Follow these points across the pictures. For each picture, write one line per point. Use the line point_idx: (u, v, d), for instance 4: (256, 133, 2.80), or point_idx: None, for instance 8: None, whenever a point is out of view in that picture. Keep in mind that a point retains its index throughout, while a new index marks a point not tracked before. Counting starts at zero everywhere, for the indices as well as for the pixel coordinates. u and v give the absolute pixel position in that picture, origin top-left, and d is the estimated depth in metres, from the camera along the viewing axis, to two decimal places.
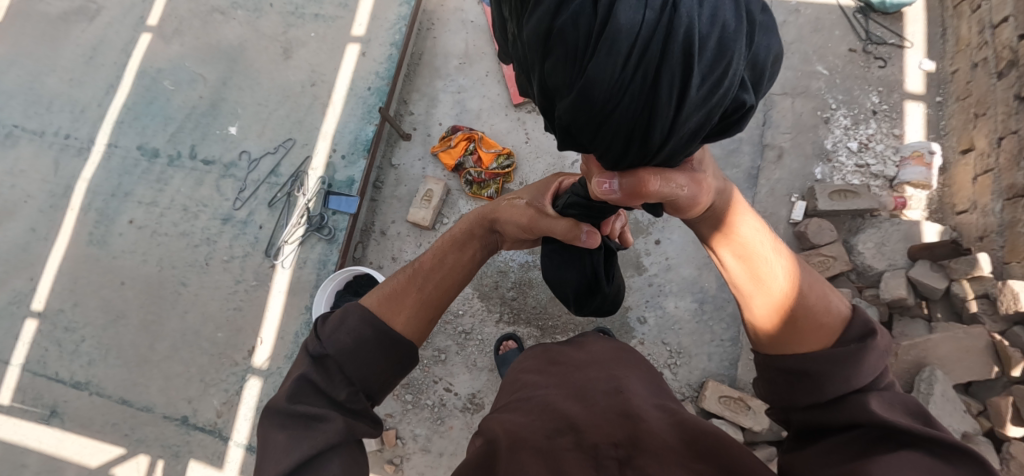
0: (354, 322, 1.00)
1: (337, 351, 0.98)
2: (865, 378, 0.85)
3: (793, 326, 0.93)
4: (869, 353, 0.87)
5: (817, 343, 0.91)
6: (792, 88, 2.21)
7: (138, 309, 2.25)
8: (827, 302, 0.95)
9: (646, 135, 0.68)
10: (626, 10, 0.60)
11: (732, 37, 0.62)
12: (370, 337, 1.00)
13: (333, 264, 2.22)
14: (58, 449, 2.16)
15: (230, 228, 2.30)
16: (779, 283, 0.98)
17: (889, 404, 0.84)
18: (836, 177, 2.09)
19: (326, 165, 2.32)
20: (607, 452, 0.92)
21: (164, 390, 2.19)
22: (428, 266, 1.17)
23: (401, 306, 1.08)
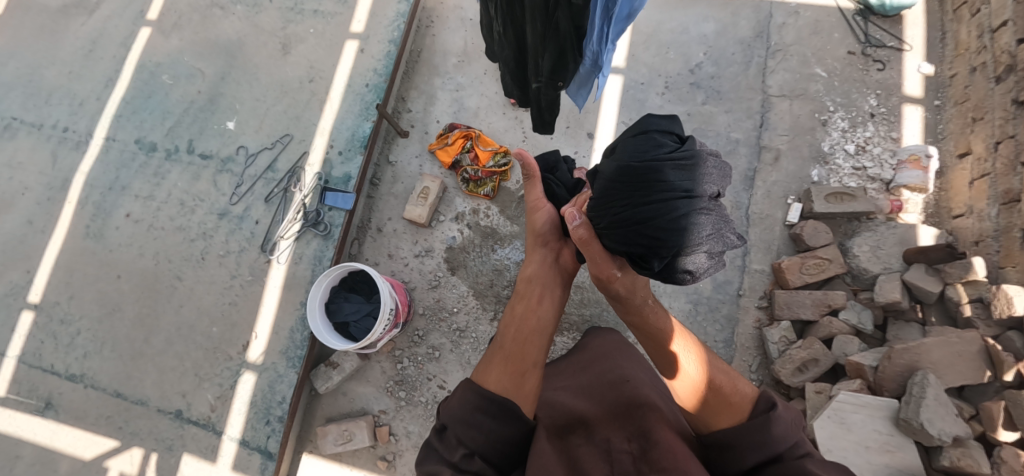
0: (458, 392, 0.95)
1: (451, 420, 0.92)
2: (779, 443, 0.90)
3: (706, 406, 1.01)
4: (778, 420, 0.93)
5: (733, 421, 0.98)
6: (791, 90, 2.20)
7: (133, 302, 2.26)
8: (734, 384, 1.04)
9: (607, 212, 1.00)
10: (676, 180, 0.92)
11: (681, 245, 0.92)
12: (482, 410, 0.92)
13: (328, 261, 2.22)
14: (52, 441, 2.16)
15: (226, 223, 2.30)
16: (690, 372, 1.07)
17: (819, 466, 0.86)
18: (833, 180, 2.09)
19: (323, 161, 2.32)
20: (620, 448, 0.98)
21: (158, 383, 2.19)
22: (506, 328, 1.09)
23: (494, 367, 1.01)
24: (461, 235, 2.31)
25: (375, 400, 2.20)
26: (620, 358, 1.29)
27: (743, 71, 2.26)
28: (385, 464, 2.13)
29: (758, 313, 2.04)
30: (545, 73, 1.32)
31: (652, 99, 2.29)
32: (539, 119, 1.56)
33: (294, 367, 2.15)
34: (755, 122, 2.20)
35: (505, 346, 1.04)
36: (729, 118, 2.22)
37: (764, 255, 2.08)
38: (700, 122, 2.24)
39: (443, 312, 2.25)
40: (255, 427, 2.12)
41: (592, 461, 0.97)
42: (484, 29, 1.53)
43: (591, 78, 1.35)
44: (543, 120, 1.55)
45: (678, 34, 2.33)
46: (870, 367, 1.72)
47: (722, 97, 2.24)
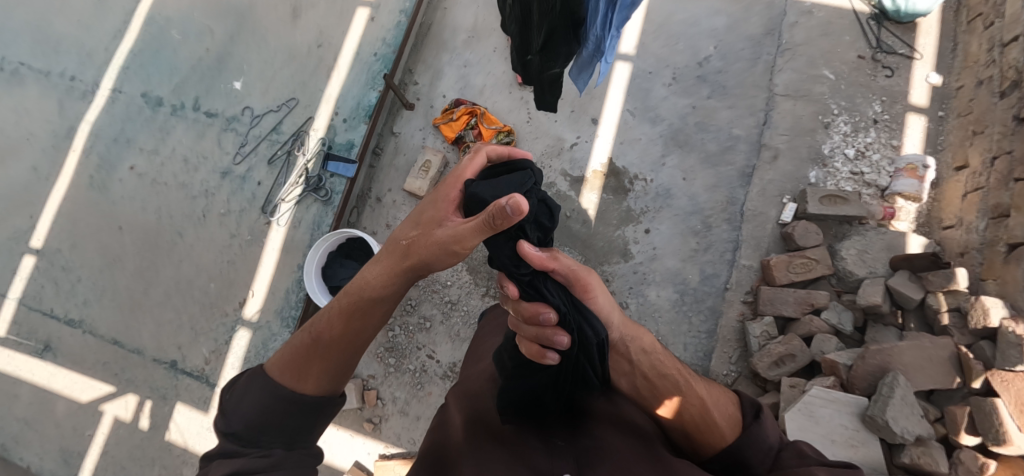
0: (260, 397, 0.95)
1: (250, 424, 0.94)
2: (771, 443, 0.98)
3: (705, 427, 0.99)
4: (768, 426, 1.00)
5: (732, 431, 0.99)
6: (797, 90, 2.20)
7: (133, 255, 2.31)
8: (723, 397, 1.04)
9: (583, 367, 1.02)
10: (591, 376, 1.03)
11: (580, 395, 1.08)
12: (287, 411, 0.96)
13: (327, 227, 2.25)
14: (50, 383, 2.25)
15: (229, 183, 2.34)
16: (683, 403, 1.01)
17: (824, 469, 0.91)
18: (829, 183, 2.10)
19: (327, 127, 2.34)
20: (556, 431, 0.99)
21: (155, 334, 2.26)
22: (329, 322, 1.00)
23: (316, 367, 0.98)
24: None
25: (364, 365, 2.29)
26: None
27: (750, 68, 2.26)
28: (370, 426, 2.24)
29: (742, 306, 2.08)
30: (538, 50, 1.39)
31: (658, 90, 2.30)
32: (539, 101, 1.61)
33: (287, 328, 2.20)
34: (758, 119, 2.21)
35: (333, 341, 0.99)
36: (731, 114, 2.23)
37: (753, 252, 2.11)
38: (702, 116, 2.25)
39: (437, 284, 2.30)
40: None
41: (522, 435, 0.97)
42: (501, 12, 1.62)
43: (592, 61, 1.40)
44: (543, 102, 1.59)
45: (688, 27, 2.33)
46: (843, 365, 1.79)
47: (727, 92, 2.25)
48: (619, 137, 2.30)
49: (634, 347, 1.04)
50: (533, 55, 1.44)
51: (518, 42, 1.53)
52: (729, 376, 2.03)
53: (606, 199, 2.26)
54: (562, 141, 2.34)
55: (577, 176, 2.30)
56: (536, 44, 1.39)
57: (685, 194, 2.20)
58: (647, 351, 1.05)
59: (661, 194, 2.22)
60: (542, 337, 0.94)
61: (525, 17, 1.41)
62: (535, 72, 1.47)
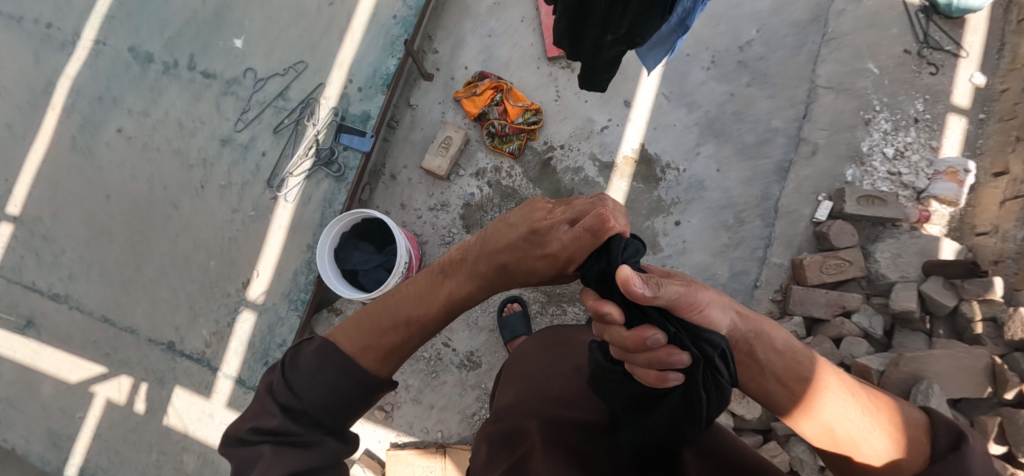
0: (336, 374, 0.97)
1: (312, 400, 0.95)
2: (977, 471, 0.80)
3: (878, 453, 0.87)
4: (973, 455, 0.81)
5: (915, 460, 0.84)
6: (838, 83, 2.12)
7: (124, 228, 2.14)
8: (907, 418, 0.89)
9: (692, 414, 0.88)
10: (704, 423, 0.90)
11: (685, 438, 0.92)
12: (351, 392, 0.98)
13: (340, 205, 2.10)
14: (35, 361, 2.10)
15: (230, 152, 2.15)
16: (850, 429, 0.90)
17: None
18: (865, 182, 2.05)
19: (340, 95, 2.15)
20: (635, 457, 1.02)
21: (149, 313, 2.11)
22: (401, 304, 1.06)
23: (379, 344, 1.01)
24: (480, 192, 2.22)
25: None
26: (587, 360, 1.35)
27: (793, 57, 2.16)
28: (381, 414, 2.16)
29: (771, 305, 2.05)
30: (624, 28, 1.22)
31: (695, 74, 2.19)
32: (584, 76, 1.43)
33: (296, 311, 2.06)
34: (798, 112, 2.13)
35: (399, 325, 1.03)
36: (770, 104, 2.14)
37: (785, 250, 2.06)
38: (740, 105, 2.16)
39: None
40: (252, 367, 2.05)
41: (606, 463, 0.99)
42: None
43: (671, 38, 1.34)
44: (590, 77, 1.43)
45: (731, 8, 2.20)
46: (875, 371, 1.76)
47: (767, 81, 2.16)
48: (651, 123, 2.19)
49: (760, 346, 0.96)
50: (611, 34, 1.25)
51: (568, 12, 1.24)
52: None
53: (636, 188, 2.16)
54: (591, 123, 2.22)
55: (606, 161, 2.19)
56: (625, 23, 1.21)
57: (718, 186, 2.13)
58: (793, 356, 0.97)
59: (693, 185, 2.14)
60: (656, 362, 0.85)
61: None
62: (604, 50, 1.29)
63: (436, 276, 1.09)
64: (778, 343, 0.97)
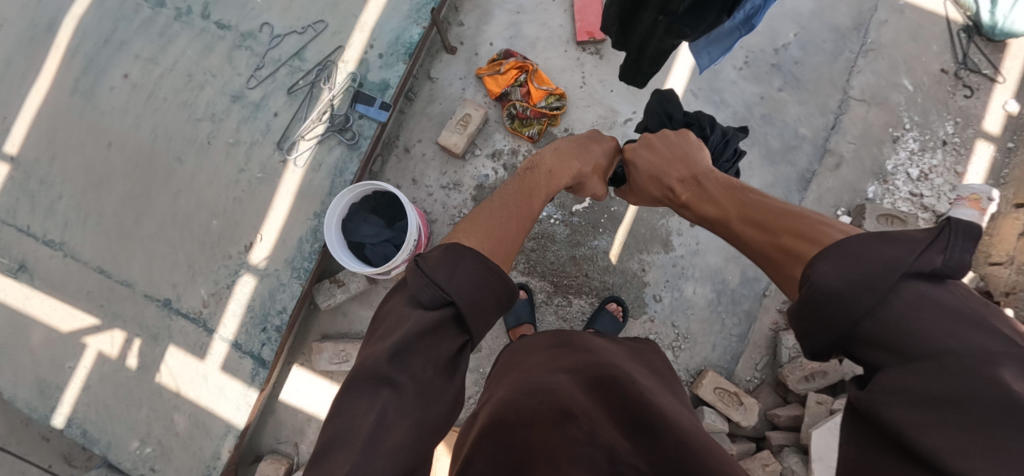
0: (477, 268, 0.88)
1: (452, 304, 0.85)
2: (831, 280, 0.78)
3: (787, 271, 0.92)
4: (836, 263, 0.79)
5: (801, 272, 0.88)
6: (870, 96, 2.07)
7: (124, 178, 2.08)
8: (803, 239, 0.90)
9: None
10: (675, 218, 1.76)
11: None
12: (483, 297, 0.88)
13: (351, 175, 2.04)
14: (25, 307, 2.06)
15: (240, 109, 2.07)
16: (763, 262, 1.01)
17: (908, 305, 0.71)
18: (886, 200, 2.02)
19: (359, 60, 2.07)
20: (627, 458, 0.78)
21: (146, 268, 2.06)
22: (501, 205, 1.16)
23: (499, 230, 1.06)
24: (495, 175, 2.18)
25: None
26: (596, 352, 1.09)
27: (829, 64, 2.10)
28: None
29: (777, 315, 2.04)
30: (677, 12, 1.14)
31: (726, 72, 2.13)
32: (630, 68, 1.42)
33: (298, 279, 2.01)
34: (826, 122, 2.08)
35: (512, 212, 1.14)
36: (800, 111, 2.10)
37: None
38: (770, 109, 2.11)
39: None
40: (250, 332, 2.01)
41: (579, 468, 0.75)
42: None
43: (733, 36, 1.26)
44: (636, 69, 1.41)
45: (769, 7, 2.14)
46: None
47: (800, 87, 2.10)
48: None
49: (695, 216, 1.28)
50: (663, 15, 1.18)
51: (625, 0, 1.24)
52: (751, 382, 2.02)
53: None
54: (615, 114, 2.17)
55: None
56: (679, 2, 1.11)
57: None
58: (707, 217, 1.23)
59: None
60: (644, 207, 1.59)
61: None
62: (657, 35, 1.23)
63: (517, 184, 1.27)
64: (685, 209, 1.31)
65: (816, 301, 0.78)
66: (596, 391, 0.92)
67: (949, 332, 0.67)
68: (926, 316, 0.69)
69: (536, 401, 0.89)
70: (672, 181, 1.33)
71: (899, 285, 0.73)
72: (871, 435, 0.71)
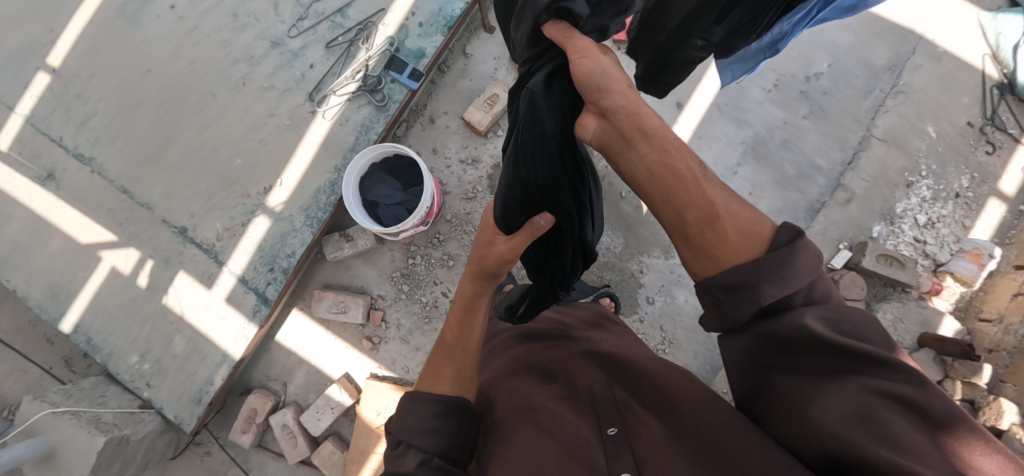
0: (428, 407, 0.96)
1: (409, 434, 0.94)
2: (800, 277, 0.82)
3: (733, 241, 0.87)
4: (804, 253, 0.83)
5: (753, 247, 0.86)
6: (892, 138, 2.09)
7: (157, 105, 2.15)
8: (750, 224, 0.88)
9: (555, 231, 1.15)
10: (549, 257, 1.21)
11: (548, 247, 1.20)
12: (437, 412, 0.96)
13: (375, 135, 2.10)
14: (48, 214, 2.15)
15: (278, 55, 2.13)
16: (722, 237, 0.88)
17: (832, 304, 0.84)
18: (889, 241, 2.06)
19: (399, 26, 2.11)
20: (605, 398, 1.00)
21: (167, 194, 2.14)
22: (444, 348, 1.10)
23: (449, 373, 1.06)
24: None
25: (376, 284, 2.23)
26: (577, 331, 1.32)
27: (857, 100, 2.12)
28: (368, 344, 2.21)
29: None
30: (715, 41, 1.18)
31: (755, 92, 2.16)
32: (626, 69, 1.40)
33: (311, 227, 2.08)
34: (844, 157, 2.11)
35: (441, 355, 1.08)
36: (821, 141, 2.12)
37: None
38: (791, 134, 2.14)
39: (470, 225, 2.20)
40: (257, 270, 2.09)
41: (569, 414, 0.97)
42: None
43: (757, 58, 1.28)
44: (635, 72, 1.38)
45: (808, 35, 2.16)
46: None
47: (824, 118, 2.13)
48: (698, 131, 2.17)
49: (629, 127, 0.92)
50: (701, 40, 1.17)
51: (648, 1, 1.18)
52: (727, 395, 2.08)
53: None
54: None
55: None
56: (714, 30, 1.15)
57: None
58: (650, 133, 0.92)
59: None
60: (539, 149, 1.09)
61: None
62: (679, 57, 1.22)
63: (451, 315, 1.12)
64: (652, 126, 0.92)
65: (788, 251, 0.82)
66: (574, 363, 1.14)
67: (860, 322, 0.82)
68: (805, 294, 0.83)
69: (532, 377, 1.11)
70: (623, 83, 0.92)
71: (808, 307, 0.82)
72: (764, 361, 0.83)
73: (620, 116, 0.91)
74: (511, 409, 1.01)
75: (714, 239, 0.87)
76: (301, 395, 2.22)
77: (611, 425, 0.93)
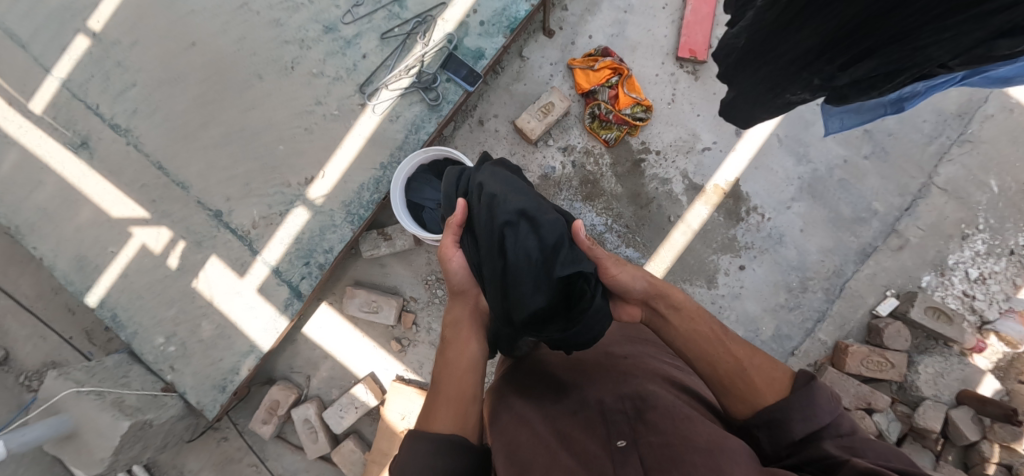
0: (427, 447, 0.99)
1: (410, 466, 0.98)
2: (824, 416, 0.98)
3: (755, 386, 1.04)
4: (819, 392, 1.02)
5: (774, 394, 1.03)
6: (952, 187, 2.04)
7: (200, 82, 2.06)
8: (770, 370, 1.07)
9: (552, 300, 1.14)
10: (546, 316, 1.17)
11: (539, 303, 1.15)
12: (434, 450, 0.99)
13: (425, 135, 2.03)
14: (79, 183, 2.08)
15: (329, 41, 2.04)
16: (757, 395, 1.04)
17: (856, 439, 0.95)
18: (937, 292, 2.02)
19: (459, 23, 2.02)
20: (616, 409, 1.03)
21: (204, 175, 2.07)
22: (440, 370, 1.15)
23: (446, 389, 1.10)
24: (561, 169, 2.17)
25: (409, 285, 2.18)
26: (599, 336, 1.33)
27: (922, 145, 2.07)
28: (397, 346, 2.17)
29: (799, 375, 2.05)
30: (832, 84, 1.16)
31: (817, 127, 2.09)
32: (744, 110, 1.52)
33: (351, 224, 2.03)
34: (901, 203, 2.07)
35: (445, 374, 1.13)
36: (879, 184, 2.08)
37: (834, 330, 2.06)
38: (849, 174, 2.09)
39: None
40: (292, 262, 2.04)
41: (580, 430, 1.01)
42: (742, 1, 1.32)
43: (878, 111, 1.26)
44: (751, 112, 1.51)
45: None
46: None
47: (885, 160, 2.08)
48: (754, 161, 2.12)
49: (662, 305, 1.17)
50: (819, 79, 1.18)
51: (753, 54, 1.31)
52: None
53: (716, 219, 2.11)
54: (696, 139, 2.14)
55: (696, 183, 2.13)
56: (831, 70, 1.13)
57: (796, 245, 2.09)
58: (678, 308, 1.17)
59: (773, 236, 2.10)
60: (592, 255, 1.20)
61: (818, 44, 1.11)
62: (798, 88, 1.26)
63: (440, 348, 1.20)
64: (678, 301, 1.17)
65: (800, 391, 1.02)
66: (587, 376, 1.17)
67: (879, 447, 0.94)
68: (832, 430, 0.97)
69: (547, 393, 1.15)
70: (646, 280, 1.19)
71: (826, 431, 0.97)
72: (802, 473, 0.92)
73: (655, 298, 1.17)
74: (519, 423, 1.06)
75: (741, 390, 1.05)
76: (324, 390, 2.19)
77: (620, 438, 0.96)
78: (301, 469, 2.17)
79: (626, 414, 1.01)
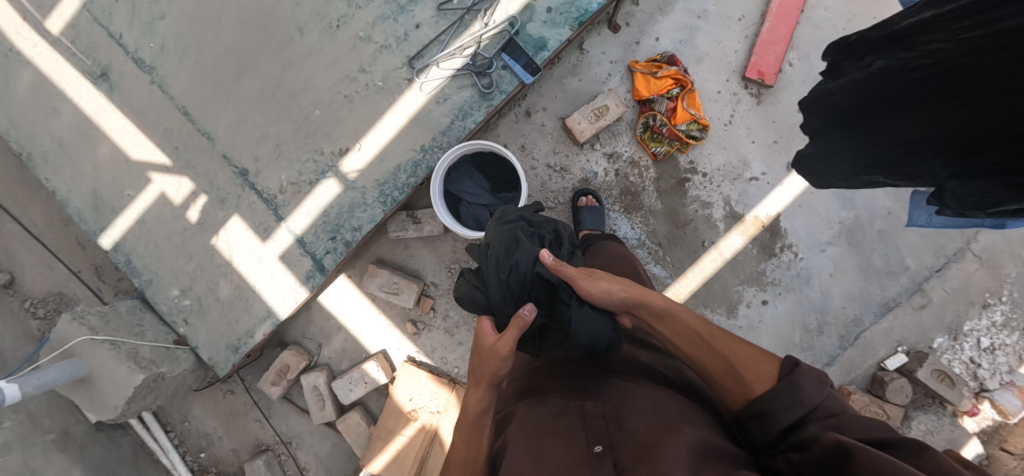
0: None
1: None
2: (812, 395, 0.99)
3: (741, 378, 1.07)
4: (806, 375, 1.01)
5: (767, 382, 1.04)
6: (987, 255, 2.05)
7: (235, 26, 1.91)
8: (755, 353, 1.09)
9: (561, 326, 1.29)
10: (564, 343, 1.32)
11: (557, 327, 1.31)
12: None
13: (472, 123, 1.92)
14: (97, 117, 1.95)
15: (382, 4, 1.90)
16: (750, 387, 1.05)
17: (845, 416, 0.96)
18: (946, 355, 2.06)
19: (524, 6, 1.88)
20: (594, 413, 1.06)
21: (233, 129, 1.97)
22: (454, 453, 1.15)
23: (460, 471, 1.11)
24: (603, 175, 2.10)
25: (431, 271, 2.16)
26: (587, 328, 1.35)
27: None
28: (412, 329, 2.17)
29: None
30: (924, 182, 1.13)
31: None
32: (821, 171, 1.48)
33: (382, 205, 1.96)
34: (933, 263, 2.07)
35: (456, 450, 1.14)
36: (917, 241, 2.06)
37: (841, 375, 2.10)
38: (890, 226, 2.07)
39: None
40: (318, 234, 1.98)
41: (562, 429, 1.04)
42: (848, 57, 1.33)
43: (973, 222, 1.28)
44: (826, 176, 1.48)
45: None
46: None
47: None
48: (799, 198, 2.07)
49: (643, 312, 1.22)
50: (916, 173, 1.15)
51: (854, 114, 1.30)
52: None
53: (749, 251, 2.09)
54: (745, 167, 2.08)
55: (736, 211, 2.09)
56: (931, 166, 1.11)
57: (822, 289, 2.09)
58: (660, 313, 1.21)
59: (801, 277, 2.09)
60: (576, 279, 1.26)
61: (932, 133, 1.09)
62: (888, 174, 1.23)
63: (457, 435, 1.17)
64: (659, 307, 1.21)
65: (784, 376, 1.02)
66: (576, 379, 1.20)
67: (867, 423, 0.93)
68: (818, 410, 0.98)
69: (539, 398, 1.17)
70: (624, 285, 1.25)
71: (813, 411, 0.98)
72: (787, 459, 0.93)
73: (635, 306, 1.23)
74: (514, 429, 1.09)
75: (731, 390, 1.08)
76: (335, 360, 2.20)
77: (597, 442, 1.00)
78: (305, 430, 2.23)
79: (603, 417, 1.04)
